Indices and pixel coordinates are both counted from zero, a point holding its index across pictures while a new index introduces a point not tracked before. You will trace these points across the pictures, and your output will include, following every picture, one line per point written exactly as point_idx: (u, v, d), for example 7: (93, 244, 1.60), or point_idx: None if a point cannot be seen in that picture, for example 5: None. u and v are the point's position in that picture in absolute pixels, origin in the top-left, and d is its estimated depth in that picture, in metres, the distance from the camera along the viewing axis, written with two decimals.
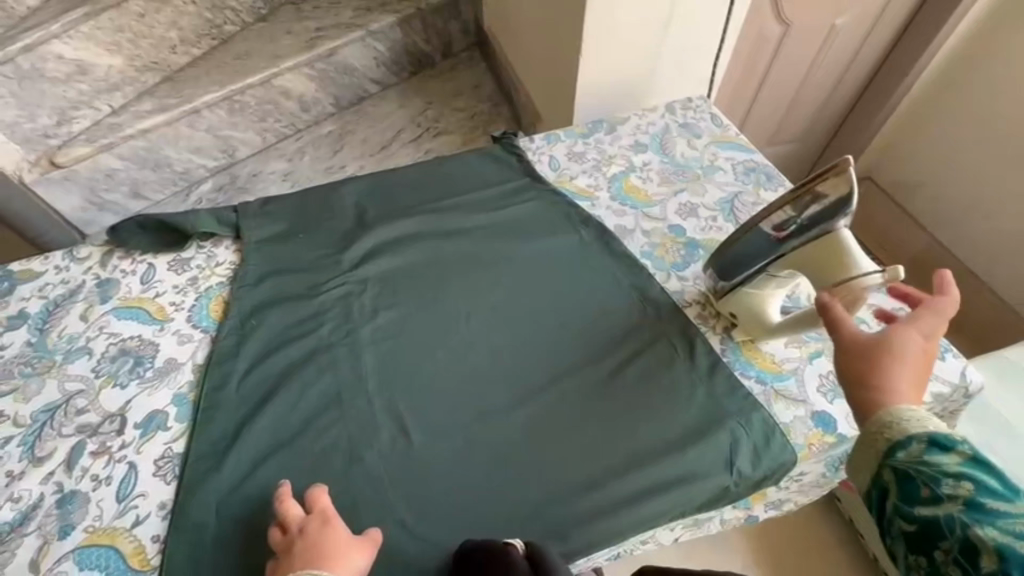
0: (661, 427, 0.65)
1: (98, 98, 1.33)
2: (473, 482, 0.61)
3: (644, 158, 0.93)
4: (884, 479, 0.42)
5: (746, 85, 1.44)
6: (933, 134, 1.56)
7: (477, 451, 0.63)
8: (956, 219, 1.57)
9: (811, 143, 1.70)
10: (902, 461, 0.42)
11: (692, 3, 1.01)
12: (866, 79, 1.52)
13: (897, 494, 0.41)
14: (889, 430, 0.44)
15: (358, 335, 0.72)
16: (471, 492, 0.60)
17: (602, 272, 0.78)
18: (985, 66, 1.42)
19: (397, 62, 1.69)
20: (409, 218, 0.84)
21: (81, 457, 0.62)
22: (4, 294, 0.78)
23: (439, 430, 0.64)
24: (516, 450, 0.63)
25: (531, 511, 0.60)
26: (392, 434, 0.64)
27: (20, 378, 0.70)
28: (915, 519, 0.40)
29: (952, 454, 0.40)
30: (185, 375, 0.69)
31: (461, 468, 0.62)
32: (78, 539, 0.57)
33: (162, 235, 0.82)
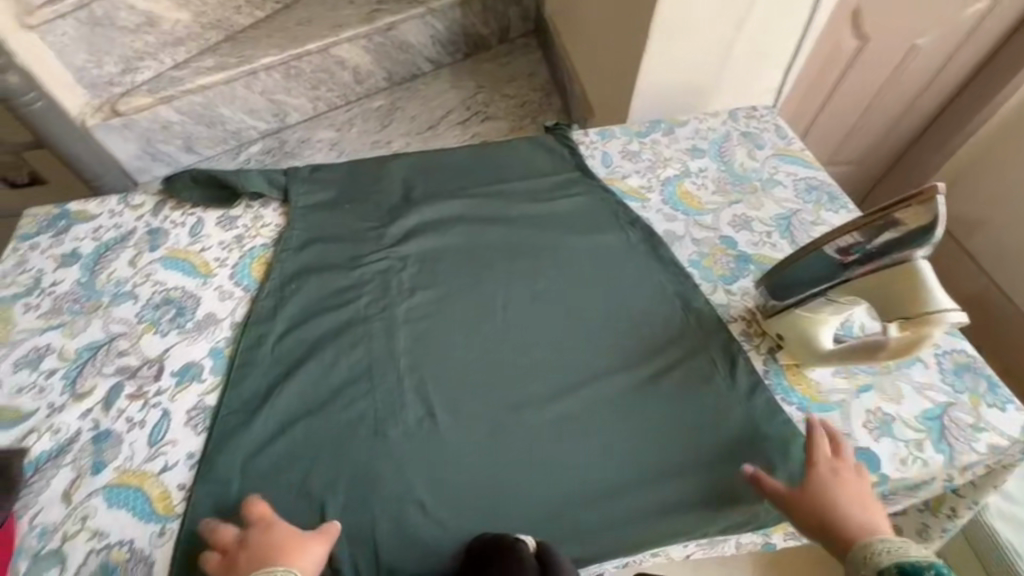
0: (692, 443, 0.63)
1: (163, 51, 1.35)
2: (498, 472, 0.60)
3: (701, 164, 0.90)
4: None
5: (817, 94, 1.38)
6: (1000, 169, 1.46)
7: (503, 442, 0.62)
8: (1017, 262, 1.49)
9: (872, 166, 1.64)
10: None
11: (769, 7, 0.97)
12: (948, 98, 1.46)
13: None
14: (863, 566, 0.51)
15: (395, 311, 0.72)
16: (492, 484, 0.60)
17: (647, 276, 0.76)
18: None
19: (453, 42, 1.68)
20: (456, 200, 0.84)
21: (119, 397, 0.64)
22: (60, 231, 0.80)
23: (466, 415, 0.64)
24: (542, 446, 0.62)
25: (552, 508, 0.59)
26: (419, 414, 0.63)
27: (68, 314, 0.72)
28: None
29: None
30: (223, 330, 0.70)
31: (484, 458, 0.61)
32: (109, 477, 0.58)
33: (213, 191, 0.83)
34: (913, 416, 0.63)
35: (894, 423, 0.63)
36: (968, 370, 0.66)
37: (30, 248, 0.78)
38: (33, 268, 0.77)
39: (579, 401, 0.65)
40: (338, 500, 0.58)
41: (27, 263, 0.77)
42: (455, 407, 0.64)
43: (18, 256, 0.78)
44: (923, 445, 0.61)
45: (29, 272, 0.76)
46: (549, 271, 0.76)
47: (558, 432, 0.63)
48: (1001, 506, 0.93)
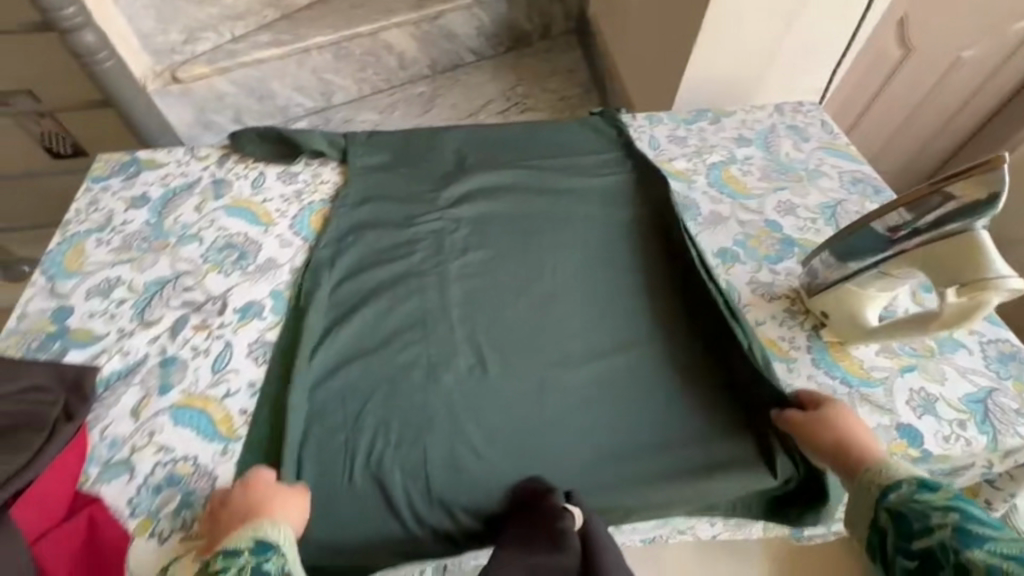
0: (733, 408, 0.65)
1: (223, 24, 1.42)
2: (543, 422, 0.63)
3: (747, 152, 0.92)
4: (881, 522, 0.51)
5: (859, 95, 1.41)
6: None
7: (550, 394, 0.64)
8: None
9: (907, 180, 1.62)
10: (893, 500, 0.50)
11: (821, 5, 0.98)
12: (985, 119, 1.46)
13: (895, 533, 0.49)
14: (879, 478, 0.53)
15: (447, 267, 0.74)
16: (538, 432, 0.62)
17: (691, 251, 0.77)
18: None
19: (497, 36, 1.72)
20: (507, 170, 0.86)
21: (184, 328, 0.67)
22: (130, 176, 0.84)
23: (514, 366, 0.66)
24: (588, 402, 0.64)
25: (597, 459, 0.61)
26: (470, 362, 0.66)
27: (137, 251, 0.75)
28: (915, 554, 0.47)
29: (939, 492, 0.49)
30: (284, 274, 0.73)
31: (531, 407, 0.63)
32: (175, 398, 0.61)
33: (275, 147, 0.86)
34: (956, 398, 0.64)
35: (937, 402, 0.63)
36: (1013, 358, 0.67)
37: (103, 190, 0.82)
38: (105, 208, 0.80)
39: (625, 361, 0.67)
40: (392, 433, 0.60)
41: (99, 203, 0.81)
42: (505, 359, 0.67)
43: (91, 197, 0.82)
44: (966, 424, 0.62)
45: (101, 211, 0.80)
46: (596, 241, 0.79)
47: (604, 389, 0.65)
48: None
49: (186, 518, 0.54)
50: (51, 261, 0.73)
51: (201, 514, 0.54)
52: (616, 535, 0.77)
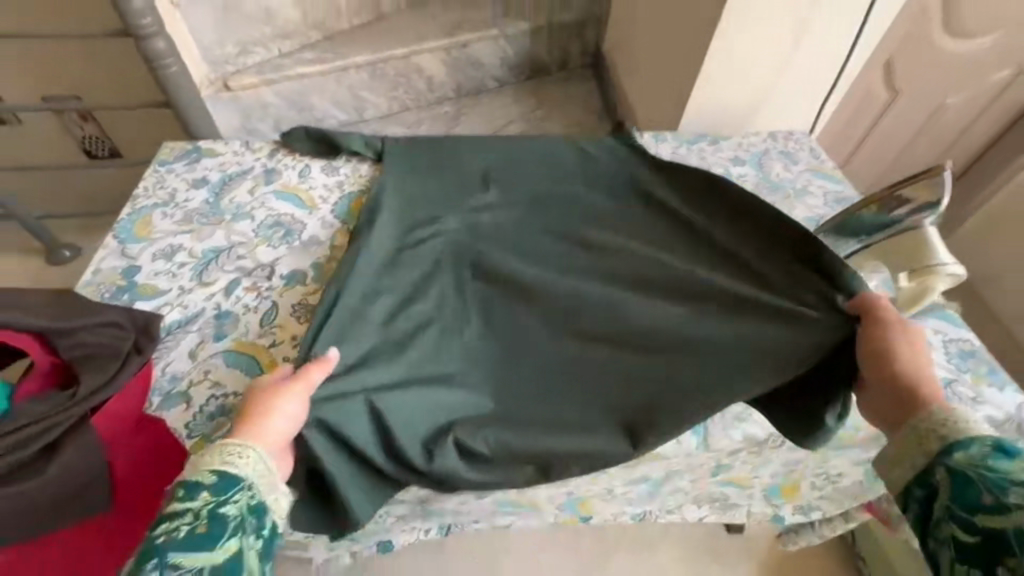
0: None
1: (273, 41, 1.56)
2: (542, 394, 0.71)
3: (741, 171, 1.02)
4: (936, 479, 0.46)
5: (847, 137, 1.57)
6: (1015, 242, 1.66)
7: (548, 364, 0.73)
8: None
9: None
10: (958, 460, 0.45)
11: (812, 49, 1.10)
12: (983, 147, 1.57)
13: (951, 494, 0.45)
14: (944, 430, 0.48)
15: (467, 251, 0.81)
16: (532, 395, 0.71)
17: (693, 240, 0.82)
18: None
19: (518, 65, 1.87)
20: (535, 157, 0.90)
21: (237, 288, 0.76)
22: (192, 162, 0.95)
23: (521, 346, 0.74)
24: (584, 378, 0.71)
25: (589, 427, 0.68)
26: (478, 333, 0.75)
27: (198, 224, 0.85)
28: (976, 530, 0.43)
29: (1017, 462, 0.44)
30: (325, 250, 0.83)
31: (528, 375, 0.72)
32: (227, 344, 0.70)
33: (321, 144, 0.97)
34: None
35: None
36: (973, 355, 0.75)
37: (168, 172, 0.93)
38: (170, 187, 0.91)
39: (623, 342, 0.73)
40: (412, 396, 0.68)
41: (165, 182, 0.91)
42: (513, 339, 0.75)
43: (158, 177, 0.93)
44: None
45: (166, 189, 0.91)
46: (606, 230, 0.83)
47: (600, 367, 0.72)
48: None
49: None
50: (122, 227, 0.84)
51: None
52: (610, 505, 0.84)
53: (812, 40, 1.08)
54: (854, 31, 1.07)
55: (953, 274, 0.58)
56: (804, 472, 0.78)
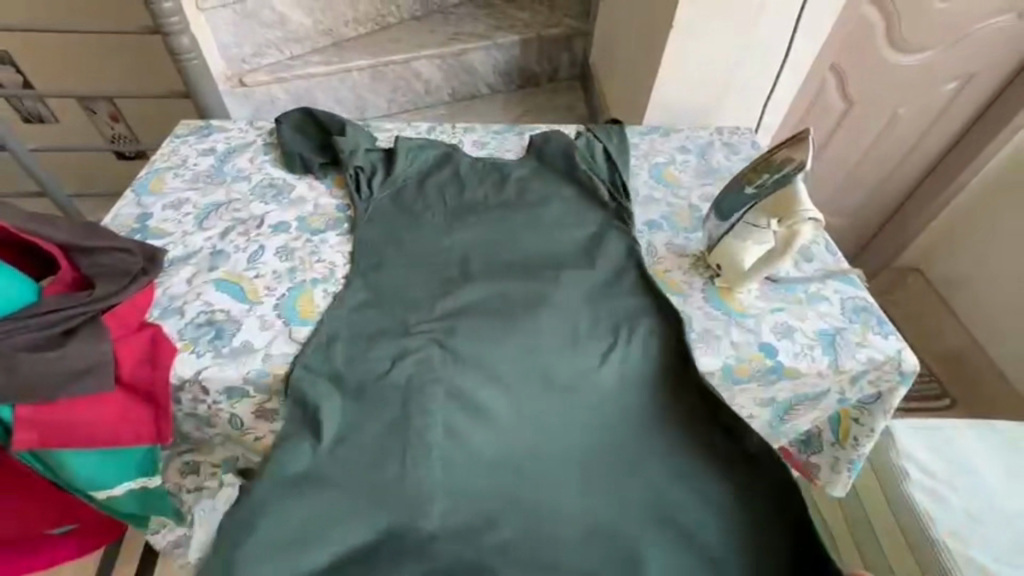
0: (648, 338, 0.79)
1: (285, 44, 1.72)
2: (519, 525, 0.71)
3: (685, 157, 1.14)
4: None
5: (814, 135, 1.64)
6: (966, 250, 1.82)
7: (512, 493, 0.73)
8: (988, 323, 1.79)
9: (874, 213, 1.88)
10: None
11: (757, 56, 1.24)
12: (934, 161, 1.71)
13: None
14: None
15: (428, 370, 0.74)
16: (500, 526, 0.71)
17: (657, 342, 0.79)
18: (1002, 209, 1.68)
19: (509, 74, 2.04)
20: (497, 238, 0.91)
21: (232, 233, 0.90)
22: (204, 136, 1.10)
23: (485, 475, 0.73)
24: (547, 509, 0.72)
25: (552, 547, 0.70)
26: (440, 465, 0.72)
27: (203, 184, 0.99)
28: None
29: None
30: (309, 207, 0.96)
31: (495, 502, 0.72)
32: (219, 275, 0.83)
33: (311, 129, 1.06)
34: (811, 330, 0.81)
35: (794, 331, 0.81)
36: (864, 309, 0.85)
37: (182, 143, 1.08)
38: (182, 155, 1.06)
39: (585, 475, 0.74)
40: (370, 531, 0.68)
41: (179, 151, 1.07)
42: (479, 458, 0.74)
43: (173, 147, 1.08)
44: (814, 348, 0.79)
45: (179, 157, 1.05)
46: (574, 338, 0.79)
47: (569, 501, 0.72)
48: (923, 480, 1.08)
49: (216, 346, 0.74)
50: (140, 184, 0.98)
51: (227, 345, 0.74)
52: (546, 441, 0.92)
53: (756, 47, 1.22)
54: (794, 38, 1.21)
55: (813, 220, 0.72)
56: None
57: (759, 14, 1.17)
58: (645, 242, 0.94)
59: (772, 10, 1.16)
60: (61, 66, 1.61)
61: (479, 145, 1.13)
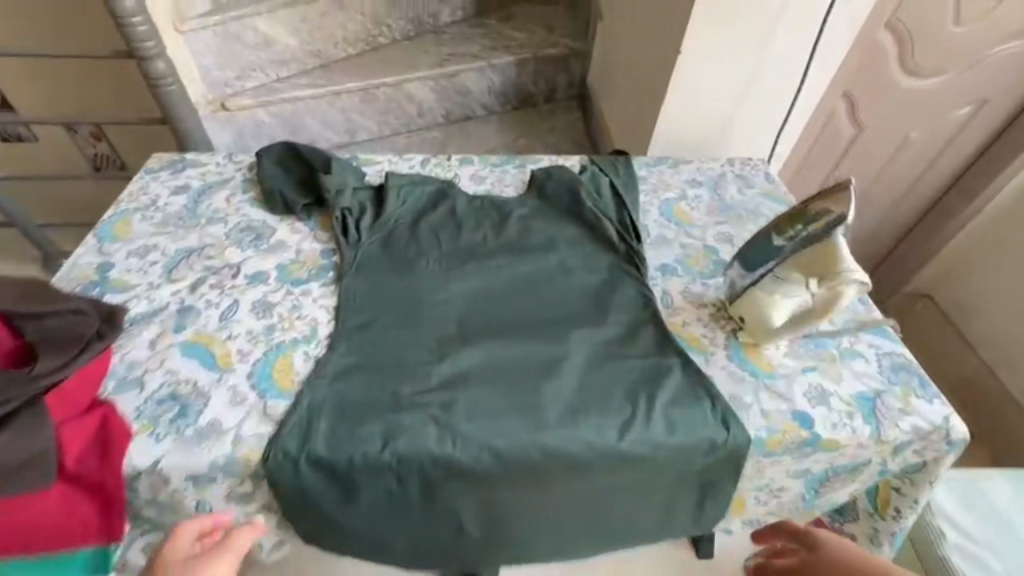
0: (674, 409, 0.70)
1: (270, 67, 1.63)
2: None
3: (697, 193, 1.07)
4: None
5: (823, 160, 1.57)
6: (976, 277, 1.77)
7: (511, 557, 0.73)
8: (1003, 351, 1.72)
9: (883, 239, 1.81)
10: None
11: (769, 83, 1.17)
12: (944, 187, 1.66)
13: None
14: None
15: (425, 456, 0.64)
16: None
17: (686, 415, 0.69)
18: (1016, 236, 1.64)
19: (505, 95, 1.97)
20: (499, 292, 0.83)
21: (203, 285, 0.80)
22: (177, 171, 1.01)
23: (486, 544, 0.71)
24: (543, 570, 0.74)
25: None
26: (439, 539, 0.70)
27: (174, 227, 0.90)
28: None
29: None
30: (290, 253, 0.87)
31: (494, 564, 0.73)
32: (185, 336, 0.73)
33: (293, 164, 0.97)
34: (848, 394, 0.73)
35: (830, 395, 0.73)
36: (903, 368, 0.77)
37: (153, 180, 0.99)
38: (152, 193, 0.97)
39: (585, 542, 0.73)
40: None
41: (149, 188, 0.97)
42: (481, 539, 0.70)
43: (142, 184, 0.98)
44: (853, 415, 0.71)
45: (149, 195, 0.96)
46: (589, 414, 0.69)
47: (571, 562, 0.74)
48: (959, 541, 0.99)
49: (180, 425, 0.64)
50: (103, 228, 0.89)
51: (191, 424, 0.64)
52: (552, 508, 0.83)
53: (767, 73, 1.15)
54: (805, 62, 1.15)
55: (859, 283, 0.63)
56: (748, 488, 0.77)
57: (770, 38, 1.10)
58: (660, 291, 0.86)
59: (783, 33, 1.10)
60: (30, 89, 1.51)
61: (476, 180, 1.05)
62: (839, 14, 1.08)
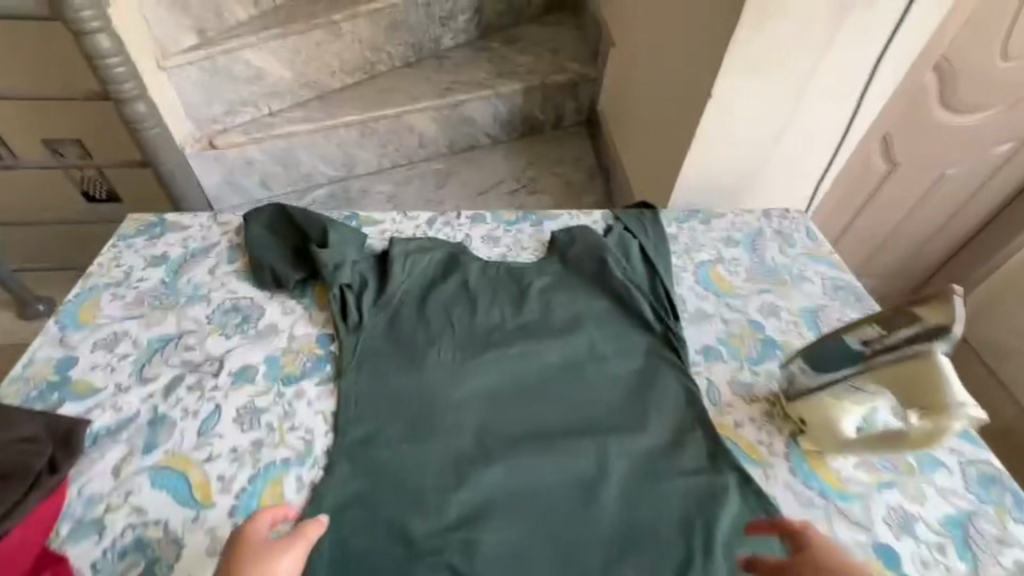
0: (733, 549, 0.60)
1: (263, 100, 1.52)
2: None
3: (734, 253, 0.96)
4: None
5: (853, 198, 1.47)
6: (1005, 312, 1.60)
7: None
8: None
9: (910, 275, 1.72)
10: None
11: (806, 127, 1.08)
12: (979, 225, 1.57)
13: None
14: None
15: None
16: None
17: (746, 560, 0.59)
18: None
19: (512, 123, 1.87)
20: (521, 388, 0.73)
21: (179, 387, 0.69)
22: (155, 236, 0.90)
23: None
24: None
25: None
26: None
27: (148, 308, 0.79)
28: None
29: None
30: (280, 341, 0.76)
31: None
32: (157, 459, 0.62)
33: (282, 229, 0.85)
34: (935, 519, 0.63)
35: (915, 523, 0.63)
36: (994, 482, 0.66)
37: (127, 247, 0.88)
38: (126, 264, 0.86)
39: None
40: None
41: (122, 259, 0.86)
42: None
43: (115, 253, 0.87)
44: (945, 548, 0.61)
45: (122, 267, 0.85)
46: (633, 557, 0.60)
47: None
48: None
49: None
50: (66, 312, 0.78)
51: None
52: None
53: (803, 117, 1.07)
54: (846, 106, 1.06)
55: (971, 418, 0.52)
56: None
57: (810, 81, 1.01)
58: (705, 381, 0.76)
59: (824, 77, 1.01)
60: None
61: (489, 241, 0.94)
62: (888, 57, 1.00)
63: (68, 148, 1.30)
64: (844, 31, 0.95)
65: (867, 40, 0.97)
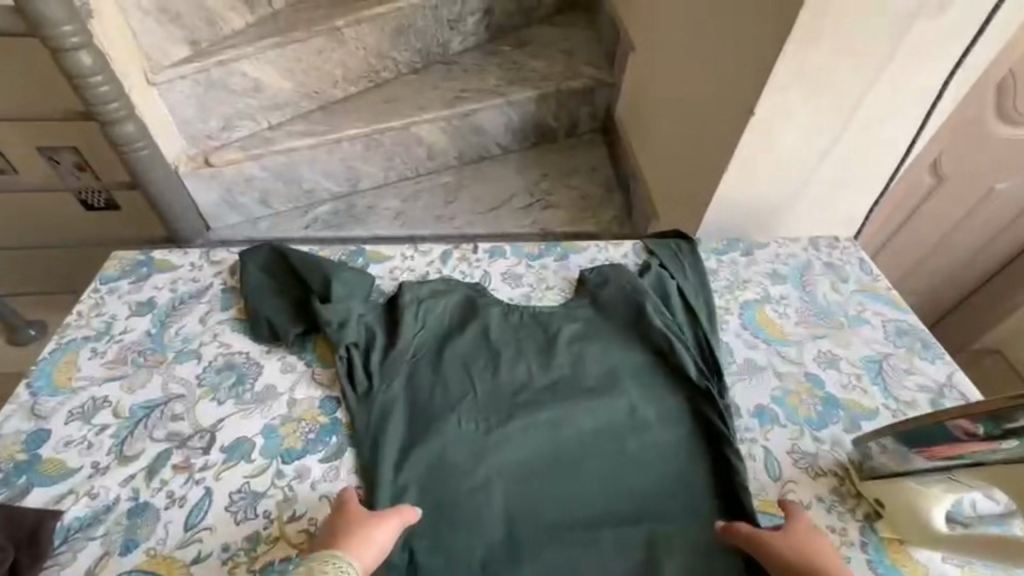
0: None
1: (262, 113, 1.43)
2: None
3: (782, 291, 0.86)
4: None
5: (894, 214, 1.37)
6: None
7: None
8: None
9: (949, 293, 1.62)
10: None
11: (855, 148, 0.98)
12: None
13: None
14: None
15: None
16: None
17: None
18: None
19: (524, 132, 1.77)
20: (554, 463, 0.64)
21: (164, 467, 0.61)
22: (140, 278, 0.81)
23: None
24: None
25: None
26: None
27: (131, 367, 0.70)
28: None
29: None
30: (279, 407, 0.67)
31: None
32: (138, 560, 0.54)
33: (281, 275, 0.77)
34: None
35: None
36: None
37: (110, 292, 0.80)
38: (108, 313, 0.77)
39: None
40: None
41: (103, 307, 0.78)
42: None
43: (96, 299, 0.79)
44: None
45: (103, 317, 0.76)
46: None
47: None
48: None
49: None
50: (38, 373, 0.69)
51: None
52: None
53: (854, 137, 0.97)
54: (902, 125, 0.96)
55: None
56: None
57: (865, 99, 0.91)
58: (762, 451, 0.66)
59: (881, 93, 0.91)
60: None
61: (511, 279, 0.85)
62: (958, 72, 0.89)
63: (64, 155, 1.19)
64: (909, 42, 0.84)
65: (933, 53, 0.86)
